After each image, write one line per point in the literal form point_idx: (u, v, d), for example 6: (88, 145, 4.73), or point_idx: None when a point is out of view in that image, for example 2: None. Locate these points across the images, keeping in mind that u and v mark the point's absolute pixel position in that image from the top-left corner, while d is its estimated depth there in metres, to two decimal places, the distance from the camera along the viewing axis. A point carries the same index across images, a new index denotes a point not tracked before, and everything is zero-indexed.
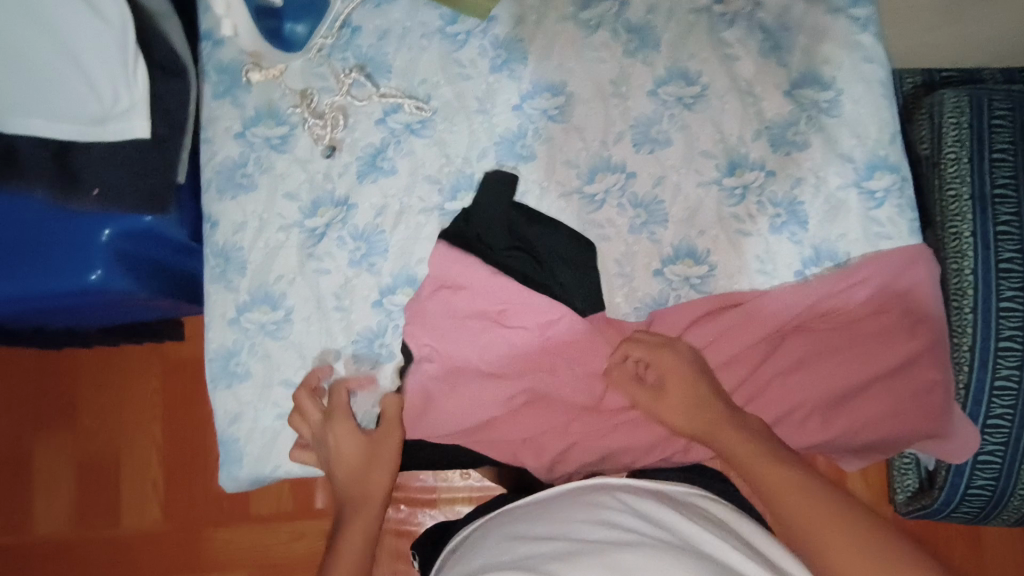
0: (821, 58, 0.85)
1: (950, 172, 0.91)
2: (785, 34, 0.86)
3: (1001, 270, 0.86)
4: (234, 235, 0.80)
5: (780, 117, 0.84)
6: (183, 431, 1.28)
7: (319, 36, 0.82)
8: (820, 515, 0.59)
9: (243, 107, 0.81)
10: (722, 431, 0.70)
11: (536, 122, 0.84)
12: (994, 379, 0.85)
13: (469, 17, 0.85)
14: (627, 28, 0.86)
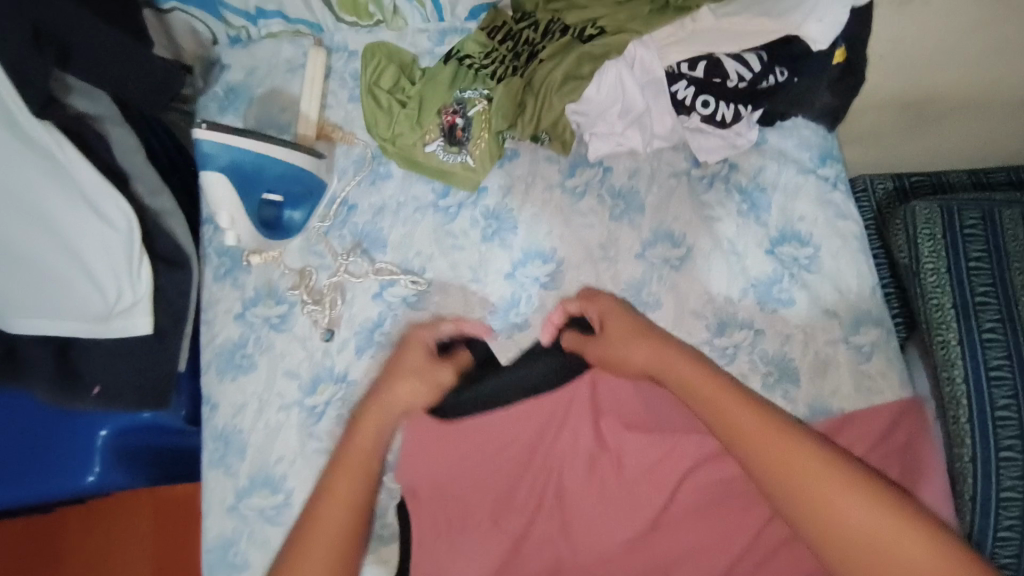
0: (795, 215, 0.89)
1: (928, 277, 0.84)
2: (761, 194, 0.90)
3: (991, 376, 0.77)
4: (235, 418, 0.81)
5: (763, 274, 0.87)
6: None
7: (318, 221, 0.87)
8: (879, 540, 0.56)
9: (242, 288, 0.85)
10: (757, 436, 0.63)
11: (529, 290, 0.86)
12: (998, 493, 0.75)
13: (460, 190, 0.89)
14: (612, 192, 0.90)
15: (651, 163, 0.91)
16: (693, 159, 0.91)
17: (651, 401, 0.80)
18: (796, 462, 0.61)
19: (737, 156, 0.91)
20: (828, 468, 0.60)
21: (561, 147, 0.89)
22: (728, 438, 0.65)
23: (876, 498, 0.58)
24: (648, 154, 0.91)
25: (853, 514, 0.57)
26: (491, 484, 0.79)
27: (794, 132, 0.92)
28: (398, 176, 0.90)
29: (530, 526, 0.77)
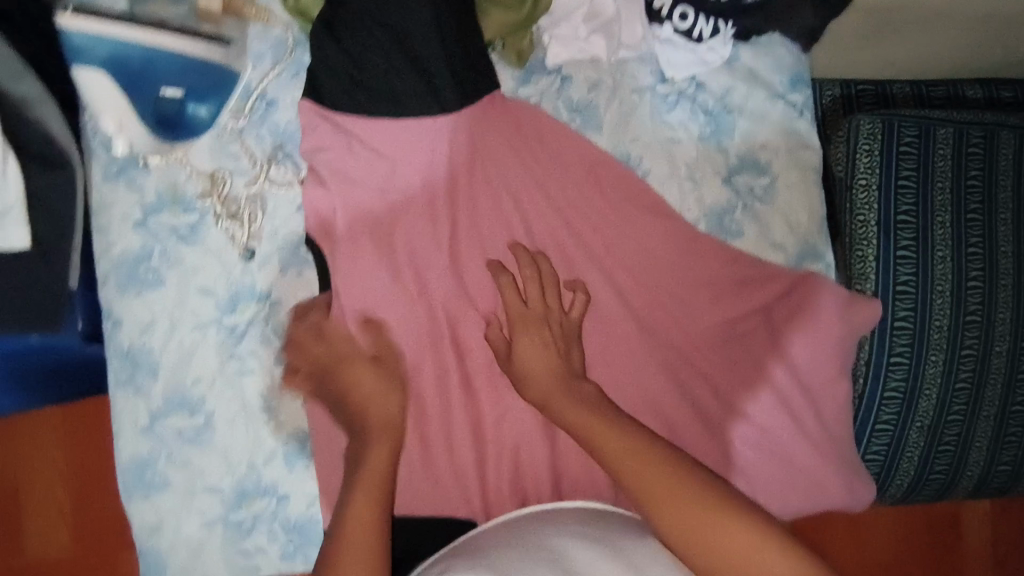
0: (772, 241, 0.83)
1: (860, 196, 0.86)
2: (729, 218, 0.83)
3: (894, 326, 0.86)
4: (151, 540, 0.74)
5: (716, 321, 0.83)
6: (89, 486, 1.22)
7: (222, 267, 0.73)
8: (646, 466, 0.59)
9: (149, 399, 0.72)
10: (609, 444, 0.62)
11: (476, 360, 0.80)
12: (865, 452, 0.90)
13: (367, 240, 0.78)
14: (569, 106, 0.80)
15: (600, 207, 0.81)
16: (659, 74, 0.81)
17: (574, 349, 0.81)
18: (634, 452, 0.61)
19: (699, 188, 0.83)
20: (673, 483, 0.57)
21: (517, 57, 0.78)
22: (596, 452, 0.63)
23: (707, 510, 0.55)
24: (612, 64, 0.80)
25: (674, 511, 0.55)
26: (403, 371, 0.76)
27: (767, 121, 0.83)
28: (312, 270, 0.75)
29: (425, 420, 0.77)
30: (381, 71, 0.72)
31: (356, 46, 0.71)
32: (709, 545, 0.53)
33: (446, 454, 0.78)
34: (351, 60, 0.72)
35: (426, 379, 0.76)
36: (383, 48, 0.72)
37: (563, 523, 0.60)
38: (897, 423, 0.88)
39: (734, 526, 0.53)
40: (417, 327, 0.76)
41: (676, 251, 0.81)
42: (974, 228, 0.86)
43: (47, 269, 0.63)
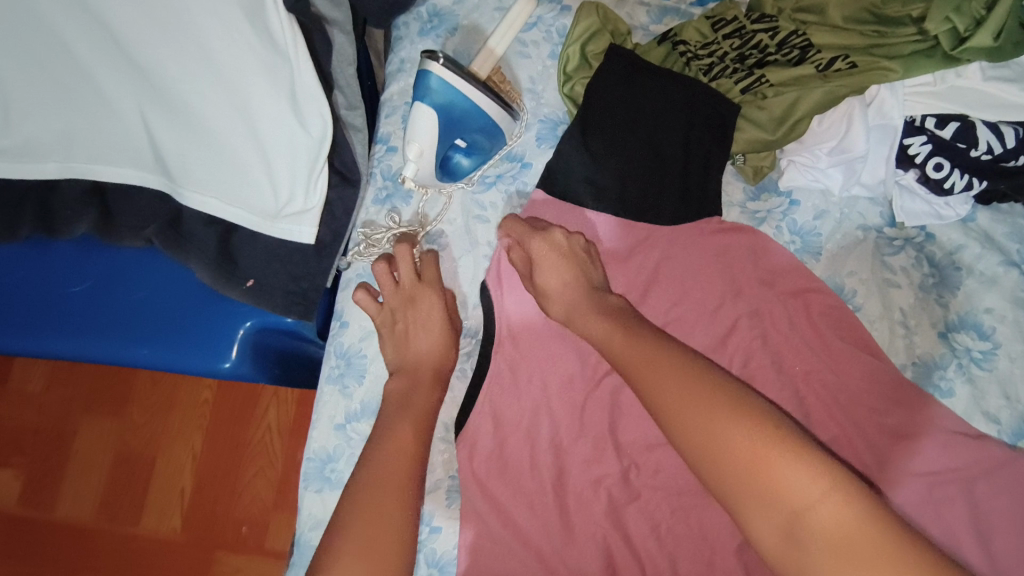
0: (983, 406, 0.78)
1: None
2: (940, 373, 0.79)
3: None
4: (308, 531, 0.76)
5: (908, 477, 0.76)
6: (223, 444, 1.28)
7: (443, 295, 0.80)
8: (693, 409, 0.53)
9: (350, 399, 0.78)
10: (645, 368, 0.58)
11: (644, 451, 0.78)
12: None
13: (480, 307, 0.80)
14: (792, 228, 0.82)
15: (801, 329, 0.80)
16: (889, 218, 0.82)
17: None
18: (666, 372, 0.57)
19: (912, 331, 0.80)
20: (707, 406, 0.53)
21: (754, 172, 0.82)
22: (633, 381, 0.59)
23: (743, 440, 0.50)
24: (842, 198, 0.82)
25: (697, 425, 0.53)
26: (572, 439, 0.78)
27: (998, 285, 0.79)
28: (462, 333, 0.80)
29: (580, 495, 0.76)
30: (632, 167, 0.81)
31: (601, 148, 0.81)
32: (753, 478, 0.49)
33: (596, 541, 0.75)
34: (591, 159, 0.80)
35: (589, 454, 0.77)
36: (624, 156, 0.81)
37: None
38: None
39: (778, 455, 0.49)
40: (595, 408, 0.79)
41: (878, 397, 0.78)
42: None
43: (316, 265, 0.74)
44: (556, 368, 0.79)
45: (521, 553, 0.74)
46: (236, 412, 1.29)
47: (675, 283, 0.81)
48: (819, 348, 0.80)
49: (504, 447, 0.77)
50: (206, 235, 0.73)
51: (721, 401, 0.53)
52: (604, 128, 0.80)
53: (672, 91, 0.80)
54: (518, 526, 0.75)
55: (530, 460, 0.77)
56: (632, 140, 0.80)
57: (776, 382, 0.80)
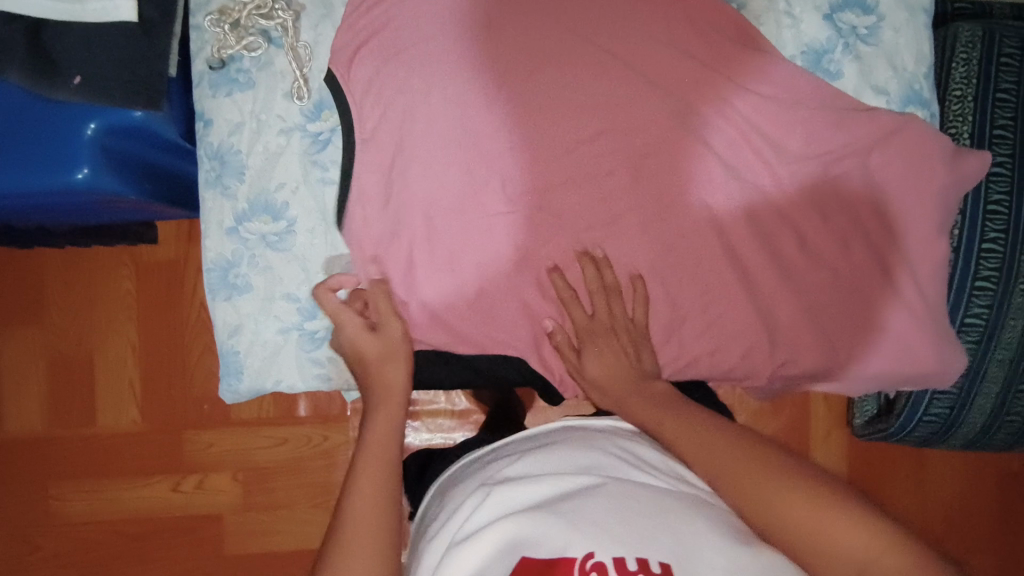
0: (872, 82, 0.78)
1: (953, 107, 0.89)
2: (829, 57, 0.78)
3: (987, 210, 0.85)
4: (228, 339, 0.74)
5: (807, 163, 0.76)
6: (166, 333, 1.12)
7: (299, 69, 0.74)
8: (714, 447, 0.61)
9: (235, 200, 0.74)
10: (674, 424, 0.66)
11: (549, 195, 0.77)
12: (963, 317, 0.86)
13: (331, 115, 0.75)
14: None
15: (689, 40, 0.77)
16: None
17: (646, 187, 0.77)
18: (692, 422, 0.65)
19: (798, 19, 0.78)
20: (723, 442, 0.62)
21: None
22: (655, 429, 0.67)
23: (752, 463, 0.59)
24: None
25: (721, 456, 0.60)
26: (473, 195, 0.76)
27: None
28: (319, 141, 0.75)
29: (492, 247, 0.76)
30: None
31: None
32: (756, 501, 0.56)
33: (515, 285, 0.77)
34: None
35: (494, 207, 0.76)
36: None
37: (605, 455, 0.63)
38: (990, 320, 0.86)
39: (791, 489, 0.55)
40: (491, 160, 0.76)
41: (770, 92, 0.77)
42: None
43: (149, 46, 0.66)
44: (444, 128, 0.75)
45: (444, 310, 0.76)
46: (170, 297, 1.13)
47: (552, 16, 0.77)
48: (710, 55, 0.77)
49: (405, 216, 0.75)
50: (8, 34, 0.63)
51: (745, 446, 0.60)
52: None
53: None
54: (434, 287, 0.76)
55: (434, 224, 0.75)
56: None
57: (671, 99, 0.77)
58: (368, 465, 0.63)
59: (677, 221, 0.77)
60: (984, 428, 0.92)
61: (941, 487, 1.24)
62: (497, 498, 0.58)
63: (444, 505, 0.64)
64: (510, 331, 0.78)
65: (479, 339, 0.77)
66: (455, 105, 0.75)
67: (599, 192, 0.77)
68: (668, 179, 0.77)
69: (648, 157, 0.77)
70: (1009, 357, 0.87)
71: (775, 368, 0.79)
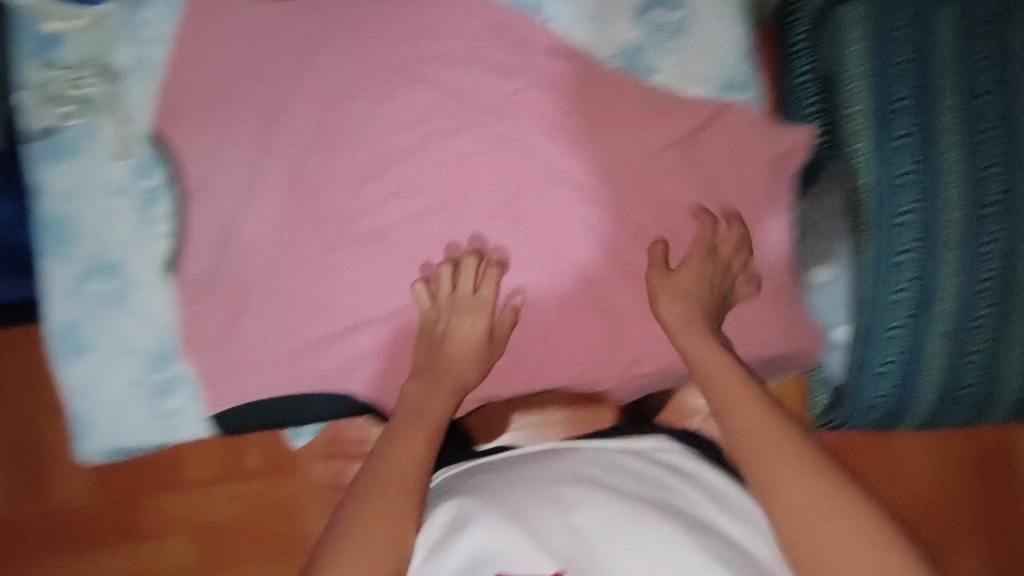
0: (688, 74, 0.78)
1: (853, 82, 0.80)
2: (643, 55, 0.78)
3: (894, 182, 0.77)
4: (77, 398, 0.76)
5: (631, 161, 0.76)
6: None
7: (123, 129, 0.76)
8: (763, 431, 0.61)
9: (71, 264, 0.76)
10: (722, 380, 0.67)
11: (382, 221, 0.78)
12: (885, 329, 0.79)
13: (156, 172, 0.77)
14: None
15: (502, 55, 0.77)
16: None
17: (476, 203, 0.77)
18: (745, 400, 0.64)
19: (607, 21, 0.78)
20: (774, 425, 0.62)
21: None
22: (719, 409, 0.66)
23: (796, 450, 0.59)
24: None
25: (750, 424, 0.62)
26: (304, 232, 0.77)
27: None
28: (147, 198, 0.77)
29: (330, 280, 0.77)
30: None
31: None
32: (780, 477, 0.58)
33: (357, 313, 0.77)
34: None
35: (327, 241, 0.77)
36: None
37: (571, 462, 0.65)
38: (911, 330, 0.78)
39: (790, 467, 0.58)
40: (319, 196, 0.77)
41: (586, 95, 0.77)
42: (983, 63, 0.78)
43: None
44: (267, 171, 0.76)
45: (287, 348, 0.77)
46: None
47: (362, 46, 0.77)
48: (523, 66, 0.77)
49: (239, 260, 0.76)
50: None
51: (776, 425, 0.62)
52: None
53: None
54: (275, 325, 0.76)
55: (268, 265, 0.76)
56: None
57: (490, 113, 0.77)
58: (398, 451, 0.65)
59: (509, 232, 0.77)
60: (965, 421, 0.85)
61: (915, 484, 1.05)
62: (531, 488, 0.61)
63: (387, 515, 0.65)
64: (357, 360, 0.78)
65: (328, 372, 0.77)
66: (275, 147, 0.76)
67: (430, 213, 0.78)
68: (496, 193, 0.77)
69: (473, 172, 0.77)
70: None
71: (627, 367, 0.79)
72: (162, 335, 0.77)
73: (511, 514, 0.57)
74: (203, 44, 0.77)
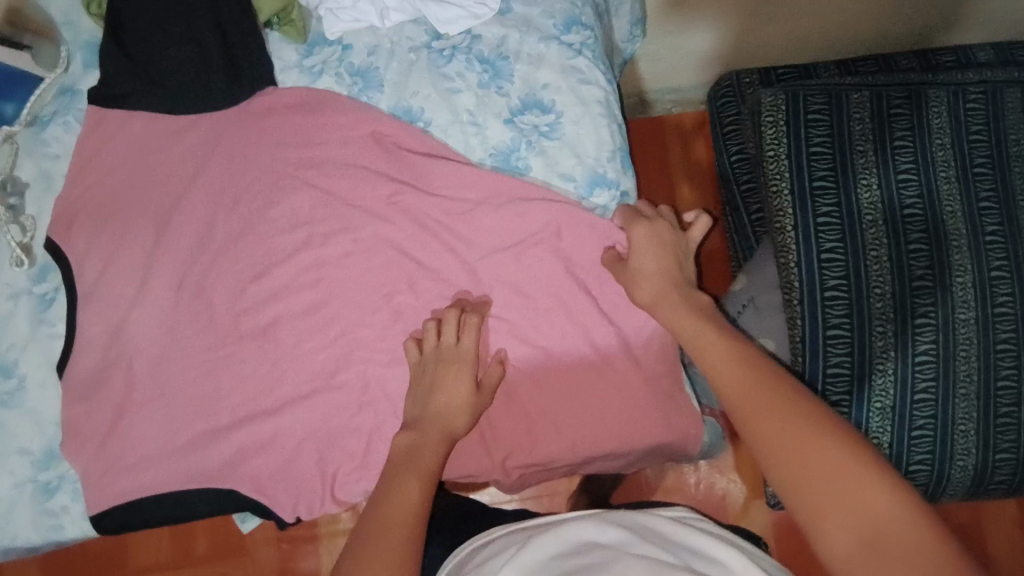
0: (559, 172, 0.82)
1: (772, 170, 0.94)
2: (518, 155, 0.83)
3: (869, 260, 0.88)
4: None
5: (505, 257, 0.80)
6: None
7: (22, 238, 0.81)
8: (788, 433, 0.55)
9: None
10: (741, 395, 0.60)
11: (267, 319, 0.80)
12: (824, 403, 0.88)
13: (57, 275, 0.82)
14: (351, 70, 0.84)
15: (382, 160, 0.82)
16: (434, 33, 0.84)
17: (357, 299, 0.80)
18: (774, 403, 0.58)
19: (482, 127, 0.83)
20: (790, 413, 0.56)
21: (296, 31, 0.83)
22: (739, 421, 0.59)
23: (818, 443, 0.53)
24: (388, 29, 0.84)
25: (781, 435, 0.55)
26: (194, 330, 0.80)
27: (545, 61, 0.83)
28: (46, 300, 0.81)
29: (215, 376, 0.79)
30: (172, 59, 0.81)
31: (139, 53, 0.81)
32: (838, 494, 0.50)
33: (240, 409, 0.79)
34: (133, 65, 0.81)
35: (215, 338, 0.80)
36: (157, 52, 0.81)
37: (571, 530, 0.55)
38: (852, 403, 0.88)
39: (849, 470, 0.51)
40: (208, 295, 0.81)
41: (461, 195, 0.81)
42: (872, 191, 0.90)
43: None
44: (161, 274, 0.81)
45: (172, 444, 0.78)
46: None
47: (253, 156, 0.82)
48: (402, 170, 0.82)
49: (130, 359, 0.80)
50: None
51: (798, 419, 0.56)
52: (127, 34, 0.81)
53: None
54: (161, 422, 0.79)
55: (159, 362, 0.80)
56: (157, 31, 0.80)
57: (370, 213, 0.81)
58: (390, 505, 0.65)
59: (388, 327, 0.79)
60: None
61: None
62: (545, 569, 0.52)
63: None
64: (238, 458, 0.78)
65: (210, 470, 0.78)
66: (169, 252, 0.81)
67: (315, 310, 0.80)
68: (376, 289, 0.80)
69: (355, 269, 0.80)
70: (974, 388, 0.86)
71: (508, 458, 0.79)
72: (51, 433, 0.79)
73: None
74: (103, 157, 0.82)
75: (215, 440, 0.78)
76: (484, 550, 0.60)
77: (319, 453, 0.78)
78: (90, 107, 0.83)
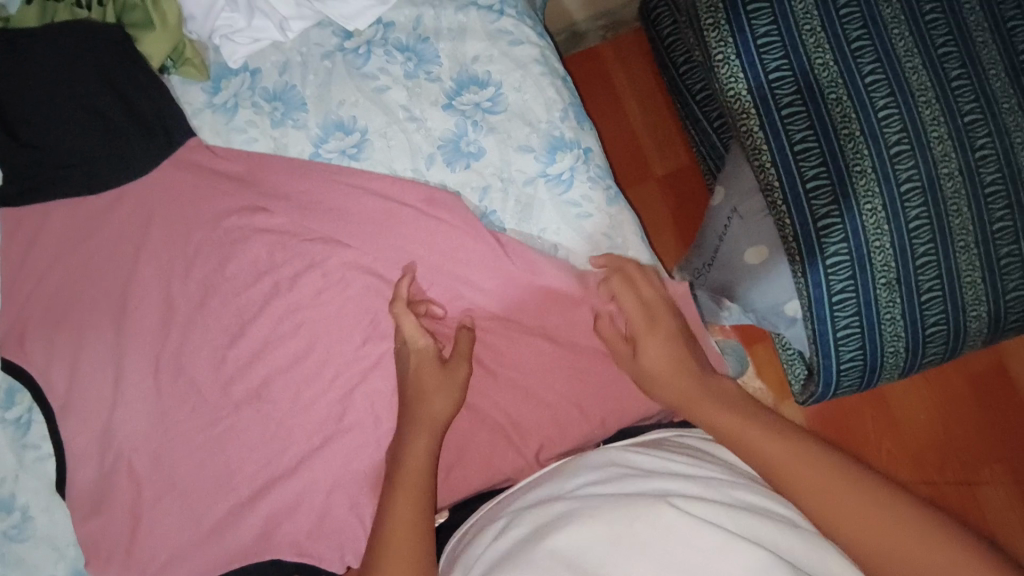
0: (516, 145, 0.76)
1: (723, 72, 0.84)
2: (467, 138, 0.77)
3: (843, 136, 0.80)
4: None
5: (484, 248, 0.75)
6: None
7: None
8: (810, 473, 0.51)
9: None
10: (746, 434, 0.56)
11: (258, 378, 0.76)
12: (832, 297, 0.81)
13: (26, 395, 0.77)
14: (267, 96, 0.77)
15: (327, 182, 0.76)
16: (342, 32, 0.78)
17: (345, 333, 0.75)
18: (801, 457, 0.52)
19: (421, 120, 0.77)
20: (810, 461, 0.52)
21: (197, 68, 0.76)
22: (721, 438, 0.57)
23: (840, 482, 0.50)
24: (294, 41, 0.77)
25: (806, 478, 0.51)
26: (187, 410, 0.76)
27: (469, 31, 0.77)
28: (23, 424, 0.77)
29: (224, 451, 0.75)
30: (74, 136, 0.74)
31: (35, 138, 0.74)
32: (848, 521, 0.48)
33: (259, 477, 0.75)
34: (33, 153, 0.74)
35: (211, 412, 0.76)
36: (56, 132, 0.74)
37: (552, 483, 0.56)
38: (858, 288, 0.81)
39: (862, 498, 0.49)
40: (191, 371, 0.76)
41: (421, 196, 0.76)
42: (829, 67, 0.82)
43: None
44: (133, 363, 0.76)
45: (201, 530, 0.75)
46: None
47: (193, 214, 0.76)
48: (352, 186, 0.76)
49: (130, 458, 0.75)
50: None
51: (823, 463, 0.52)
52: (17, 121, 0.73)
53: (55, 46, 0.73)
54: (182, 511, 0.75)
55: (161, 453, 0.75)
56: (48, 110, 0.73)
57: (332, 241, 0.76)
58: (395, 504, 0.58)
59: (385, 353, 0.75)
60: (902, 372, 0.89)
61: (918, 424, 1.06)
62: (529, 519, 0.51)
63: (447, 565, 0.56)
64: (271, 526, 0.75)
65: (247, 545, 0.75)
66: (134, 337, 0.76)
67: (305, 356, 0.76)
68: (362, 317, 0.75)
69: (335, 303, 0.76)
70: (972, 239, 0.81)
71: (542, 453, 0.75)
72: (73, 554, 0.75)
73: (583, 522, 0.47)
74: (34, 258, 0.76)
75: (242, 514, 0.75)
76: (467, 522, 0.62)
77: (350, 500, 0.73)
78: (3, 208, 0.76)
